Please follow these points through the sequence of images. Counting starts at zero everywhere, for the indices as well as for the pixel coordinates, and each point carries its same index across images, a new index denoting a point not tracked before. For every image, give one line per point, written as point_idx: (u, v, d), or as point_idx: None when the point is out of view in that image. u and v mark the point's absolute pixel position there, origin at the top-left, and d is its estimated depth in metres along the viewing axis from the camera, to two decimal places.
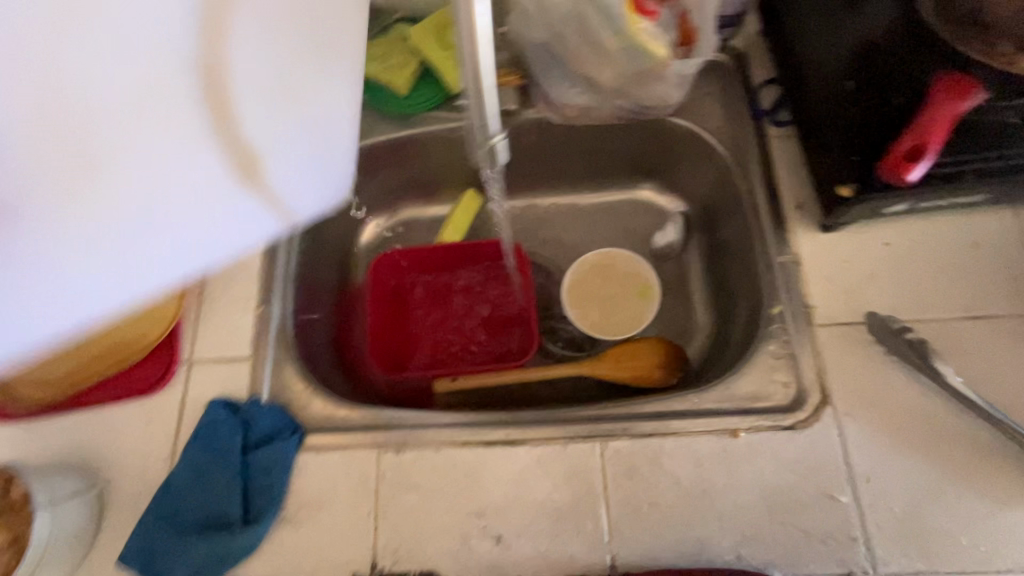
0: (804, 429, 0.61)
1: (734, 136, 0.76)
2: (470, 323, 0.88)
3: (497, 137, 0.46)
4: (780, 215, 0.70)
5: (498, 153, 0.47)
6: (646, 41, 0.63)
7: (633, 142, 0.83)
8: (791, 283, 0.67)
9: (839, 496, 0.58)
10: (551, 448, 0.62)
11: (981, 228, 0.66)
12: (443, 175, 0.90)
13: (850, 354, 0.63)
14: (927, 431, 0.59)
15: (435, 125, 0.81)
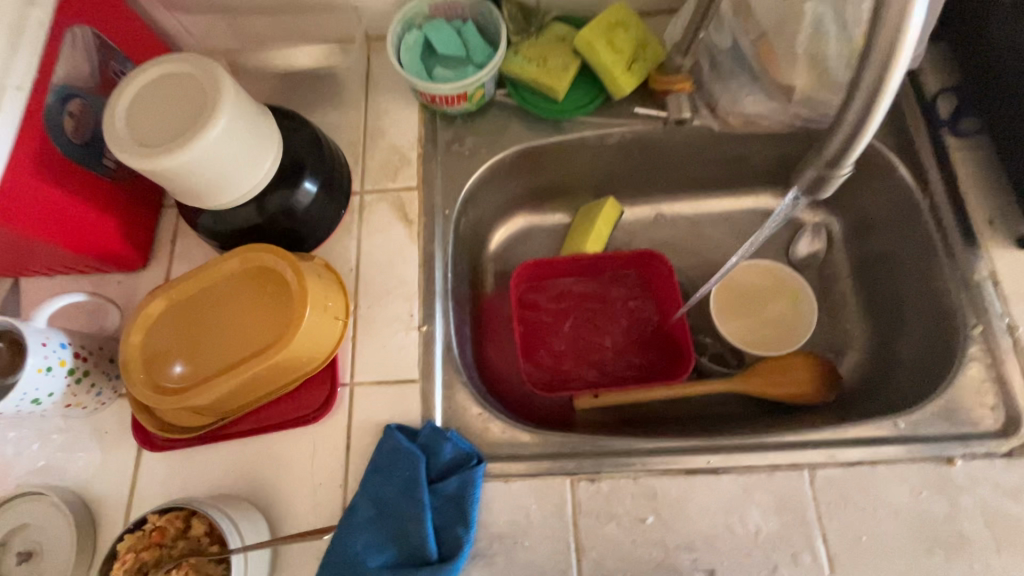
0: (1020, 455, 0.59)
1: (907, 147, 0.73)
2: (610, 332, 0.84)
3: (842, 171, 0.54)
4: (969, 231, 0.68)
5: (830, 185, 0.56)
6: None
7: (788, 149, 0.80)
8: (987, 302, 0.65)
9: None
10: (757, 476, 0.60)
11: None
12: (577, 181, 0.87)
13: None
14: None
15: (590, 131, 0.77)
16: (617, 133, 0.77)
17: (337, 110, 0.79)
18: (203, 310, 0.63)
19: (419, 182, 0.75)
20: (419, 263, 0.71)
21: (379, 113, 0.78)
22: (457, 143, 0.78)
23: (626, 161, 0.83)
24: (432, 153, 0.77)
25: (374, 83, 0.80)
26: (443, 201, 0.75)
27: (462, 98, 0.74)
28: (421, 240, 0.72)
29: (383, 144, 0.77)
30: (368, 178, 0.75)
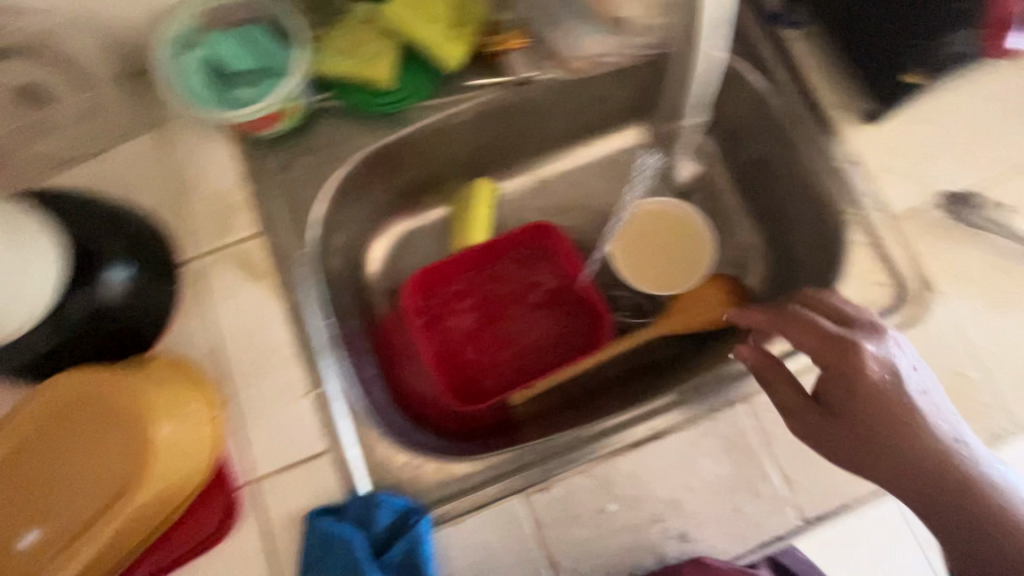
0: (917, 321, 0.62)
1: (750, 50, 0.71)
2: (527, 315, 0.80)
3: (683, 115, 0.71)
4: (825, 118, 0.68)
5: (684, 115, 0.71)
6: None
7: (641, 82, 0.77)
8: (855, 186, 0.66)
9: (965, 370, 0.60)
10: (703, 425, 0.58)
11: (994, 85, 0.69)
12: (443, 172, 0.79)
13: (931, 235, 0.64)
14: (1018, 288, 0.62)
15: (433, 116, 0.68)
16: (464, 110, 0.69)
17: (128, 169, 0.64)
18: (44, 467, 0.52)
19: (258, 228, 0.64)
20: (288, 321, 0.61)
21: (183, 160, 0.65)
22: (286, 170, 0.66)
23: (486, 136, 0.76)
24: (262, 189, 0.66)
25: (163, 124, 0.66)
26: (293, 241, 0.65)
27: (275, 117, 0.63)
28: (282, 294, 0.62)
29: (200, 195, 0.64)
30: (195, 240, 0.63)
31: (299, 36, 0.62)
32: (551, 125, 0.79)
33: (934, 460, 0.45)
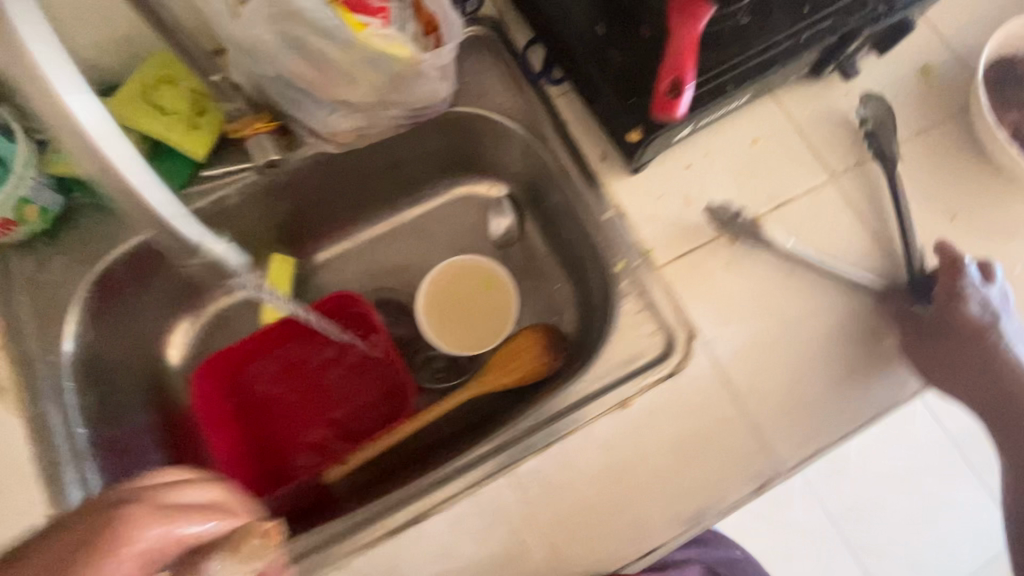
0: (683, 369, 0.61)
1: (521, 108, 0.73)
2: (341, 385, 0.78)
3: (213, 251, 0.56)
4: (591, 172, 0.69)
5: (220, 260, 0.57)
6: (382, 46, 0.54)
7: (431, 145, 0.77)
8: (623, 236, 0.66)
9: (731, 416, 0.60)
10: (462, 504, 0.57)
11: (753, 125, 0.70)
12: (238, 251, 0.77)
13: (694, 280, 0.64)
14: (777, 325, 0.63)
15: (198, 204, 0.66)
16: (231, 194, 0.67)
17: None
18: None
19: None
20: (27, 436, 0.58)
21: None
22: (41, 271, 0.64)
23: (274, 213, 0.75)
24: (11, 294, 0.63)
25: None
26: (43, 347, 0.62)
27: (8, 223, 0.60)
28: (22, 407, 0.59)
29: None
30: None
31: (19, 139, 0.59)
32: (348, 193, 0.80)
33: None
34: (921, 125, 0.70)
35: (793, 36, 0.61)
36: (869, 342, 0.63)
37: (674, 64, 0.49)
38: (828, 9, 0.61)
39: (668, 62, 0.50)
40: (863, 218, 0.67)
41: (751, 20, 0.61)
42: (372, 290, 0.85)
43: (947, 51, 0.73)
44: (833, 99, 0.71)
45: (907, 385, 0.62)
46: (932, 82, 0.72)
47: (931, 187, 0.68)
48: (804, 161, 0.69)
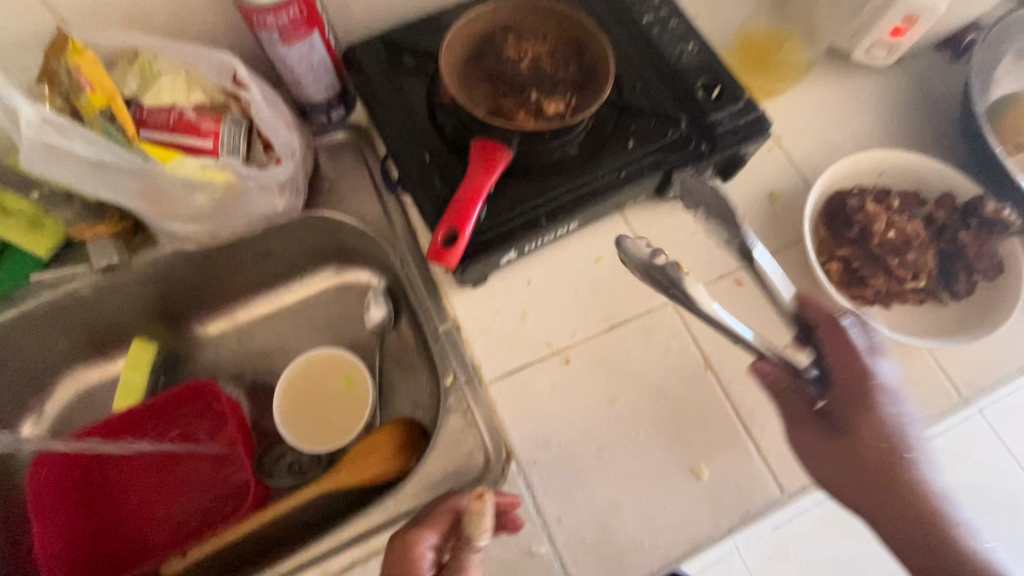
0: (494, 495, 0.61)
1: (379, 215, 0.75)
2: (193, 475, 0.77)
3: None
4: (434, 283, 0.71)
5: None
6: (198, 173, 0.58)
7: (299, 239, 0.79)
8: (457, 350, 0.67)
9: (537, 548, 0.59)
10: None
11: (598, 242, 0.72)
12: (105, 336, 0.79)
13: (519, 402, 0.65)
14: (597, 451, 0.63)
15: (46, 296, 0.68)
16: (82, 288, 0.70)
17: None
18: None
19: None
20: None
21: None
22: None
23: (136, 301, 0.76)
24: None
25: None
26: None
27: None
28: None
29: None
30: None
31: None
32: (219, 281, 0.81)
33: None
34: (763, 250, 0.72)
35: (616, 170, 0.63)
36: (688, 475, 0.62)
37: (457, 217, 0.56)
38: (652, 146, 0.64)
39: (449, 219, 0.56)
40: (697, 342, 0.68)
41: (576, 154, 0.64)
42: (242, 374, 0.85)
43: (796, 176, 0.75)
44: (679, 221, 0.73)
45: (724, 525, 0.60)
46: (778, 206, 0.74)
47: (766, 315, 0.69)
48: (646, 281, 0.70)
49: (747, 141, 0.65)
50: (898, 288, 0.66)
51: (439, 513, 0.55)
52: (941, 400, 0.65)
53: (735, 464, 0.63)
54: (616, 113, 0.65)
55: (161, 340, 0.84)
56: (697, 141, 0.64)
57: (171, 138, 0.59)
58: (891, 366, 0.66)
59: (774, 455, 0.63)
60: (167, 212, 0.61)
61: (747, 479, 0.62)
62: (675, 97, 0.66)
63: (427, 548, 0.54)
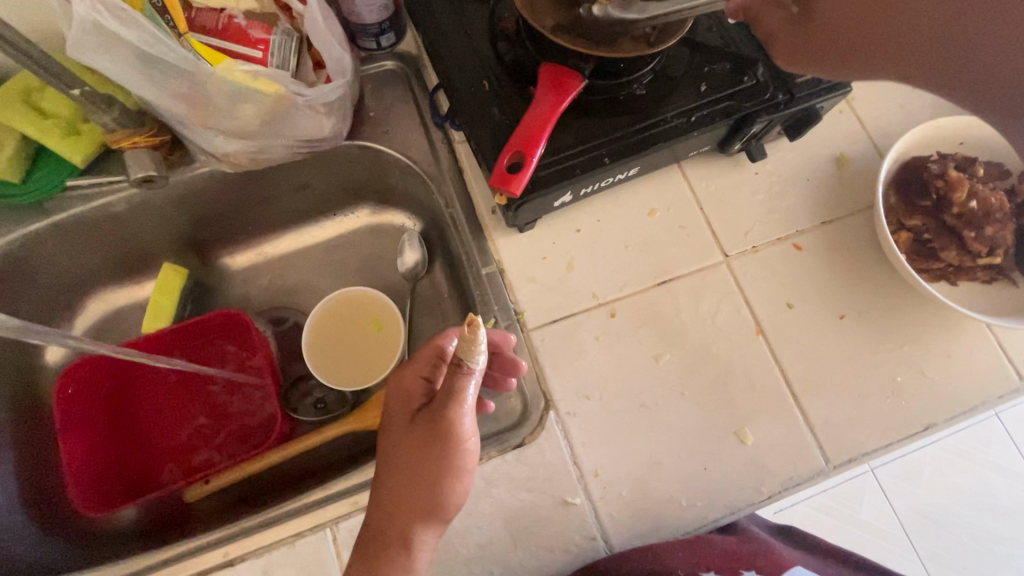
0: (531, 443, 0.59)
1: (425, 151, 0.72)
2: (219, 403, 0.76)
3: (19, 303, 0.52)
4: (479, 224, 0.68)
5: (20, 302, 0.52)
6: (250, 82, 0.54)
7: (337, 171, 0.76)
8: (499, 295, 0.65)
9: (571, 499, 0.58)
10: (278, 552, 0.57)
11: (653, 195, 0.69)
12: (136, 256, 0.77)
13: (561, 352, 0.63)
14: (640, 408, 0.61)
15: (81, 207, 0.66)
16: (120, 201, 0.67)
17: None
18: (375, 507, 0.52)
19: None
20: None
21: None
22: None
23: (169, 222, 0.74)
24: None
25: None
26: None
27: None
28: None
29: None
30: None
31: None
32: (252, 210, 0.79)
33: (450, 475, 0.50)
34: (827, 214, 0.68)
35: (685, 114, 0.59)
36: (732, 438, 0.60)
37: (522, 138, 0.54)
38: (726, 91, 0.60)
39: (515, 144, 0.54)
40: (751, 305, 0.65)
41: (644, 94, 0.60)
42: (270, 308, 0.83)
43: (867, 141, 0.71)
44: (739, 178, 0.69)
45: (764, 489, 0.59)
46: (846, 171, 0.70)
47: (824, 283, 0.66)
48: (700, 239, 0.67)
49: (828, 93, 0.60)
50: (969, 264, 0.63)
51: (423, 348, 0.56)
52: (1002, 383, 0.62)
53: (780, 431, 0.61)
54: (688, 53, 0.61)
55: (191, 268, 0.82)
56: (774, 89, 0.60)
57: (219, 43, 0.55)
58: (951, 344, 0.63)
59: (822, 425, 0.61)
60: (212, 124, 0.58)
61: (792, 447, 0.60)
62: (753, 40, 0.62)
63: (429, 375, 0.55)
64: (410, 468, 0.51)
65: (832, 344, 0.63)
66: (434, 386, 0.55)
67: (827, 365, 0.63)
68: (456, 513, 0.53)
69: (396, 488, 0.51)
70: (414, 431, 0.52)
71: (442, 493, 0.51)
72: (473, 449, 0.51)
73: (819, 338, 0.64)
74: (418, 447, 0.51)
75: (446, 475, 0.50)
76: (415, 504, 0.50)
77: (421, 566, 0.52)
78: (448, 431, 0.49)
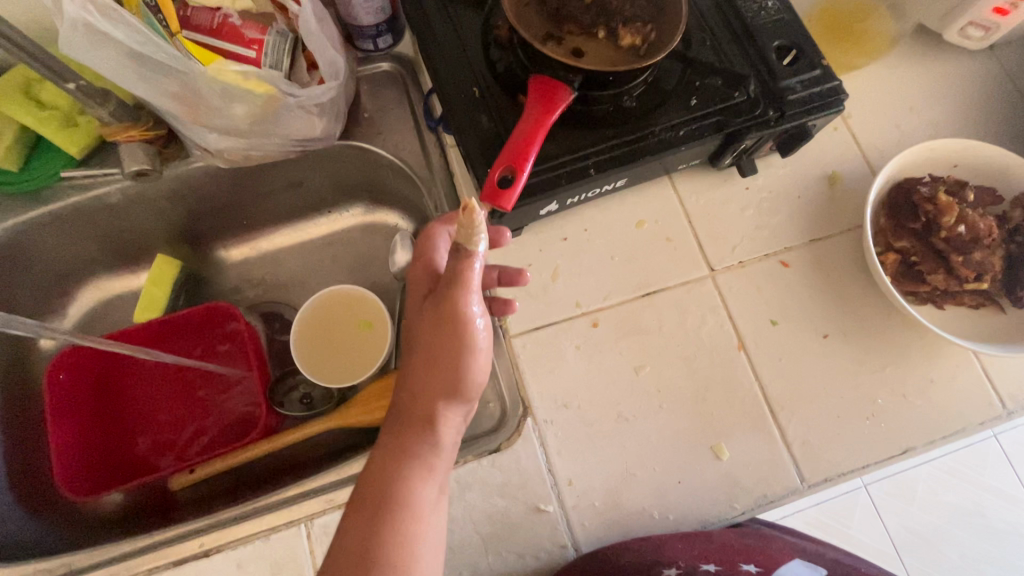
0: (507, 449, 0.60)
1: (417, 154, 0.72)
2: (207, 395, 0.77)
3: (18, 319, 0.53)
4: None
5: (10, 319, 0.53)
6: (241, 82, 0.55)
7: (332, 169, 0.77)
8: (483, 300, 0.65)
9: (544, 507, 0.58)
10: (252, 544, 0.58)
11: (642, 207, 0.69)
12: (131, 245, 0.78)
13: (542, 359, 0.63)
14: (617, 419, 0.61)
15: (75, 196, 0.67)
16: (114, 192, 0.69)
17: None
18: (400, 395, 0.53)
19: None
20: None
21: None
22: None
23: (164, 214, 0.75)
24: None
25: None
26: None
27: None
28: None
29: None
30: None
31: None
32: (247, 205, 0.80)
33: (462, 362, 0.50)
34: (816, 232, 0.68)
35: (674, 128, 0.59)
36: (708, 453, 0.60)
37: (517, 153, 0.54)
38: (717, 106, 0.60)
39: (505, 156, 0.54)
40: (734, 321, 0.65)
41: (634, 105, 0.60)
42: (262, 302, 0.84)
43: (861, 160, 0.71)
44: (729, 193, 0.69)
45: (737, 505, 0.59)
46: (838, 190, 0.69)
47: (810, 301, 0.65)
48: (687, 253, 0.67)
49: (820, 111, 0.60)
50: (956, 289, 0.62)
51: (426, 241, 0.60)
52: (984, 410, 0.62)
53: (757, 448, 0.61)
54: (681, 67, 0.61)
55: (184, 260, 0.83)
56: (765, 105, 0.60)
57: (212, 42, 0.56)
58: (934, 369, 0.63)
59: (799, 443, 0.61)
60: (203, 121, 0.59)
61: (767, 464, 0.60)
62: (748, 57, 0.62)
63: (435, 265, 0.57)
64: (426, 350, 0.51)
65: (813, 363, 0.63)
66: (440, 271, 0.58)
67: (807, 383, 0.63)
68: (478, 394, 0.52)
69: (415, 370, 0.51)
70: (426, 312, 0.52)
71: (458, 369, 0.50)
72: (482, 323, 0.51)
73: (801, 357, 0.64)
74: (432, 329, 0.51)
75: (461, 352, 0.50)
76: (434, 383, 0.50)
77: (449, 446, 0.52)
78: (454, 310, 0.50)
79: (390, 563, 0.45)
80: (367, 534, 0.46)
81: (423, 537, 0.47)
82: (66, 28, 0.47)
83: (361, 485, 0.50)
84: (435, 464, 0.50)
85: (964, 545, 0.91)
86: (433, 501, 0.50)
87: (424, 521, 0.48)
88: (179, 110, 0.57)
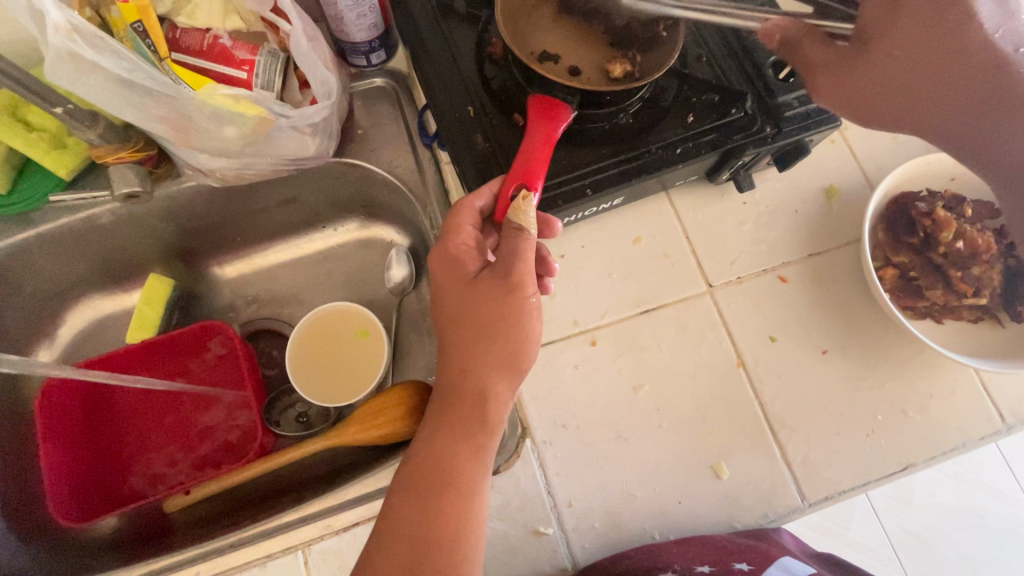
0: (505, 471, 0.59)
1: (413, 171, 0.72)
2: (201, 415, 0.77)
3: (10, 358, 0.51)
4: None
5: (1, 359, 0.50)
6: (233, 105, 0.54)
7: (327, 185, 0.77)
8: None
9: (543, 529, 0.58)
10: (249, 572, 0.58)
11: (640, 222, 0.68)
12: (121, 265, 0.77)
13: (539, 379, 0.62)
14: (618, 439, 0.61)
15: (64, 218, 0.66)
16: (105, 214, 0.68)
17: None
18: (442, 373, 0.51)
19: None
20: None
21: None
22: None
23: (155, 233, 0.74)
24: None
25: None
26: None
27: None
28: None
29: None
30: None
31: None
32: (240, 221, 0.79)
33: (516, 346, 0.49)
34: (815, 246, 0.67)
35: (671, 145, 0.59)
36: (708, 472, 0.60)
37: (523, 174, 0.52)
38: (714, 122, 0.59)
39: (514, 172, 0.52)
40: (733, 337, 0.64)
41: (630, 123, 0.59)
42: (258, 318, 0.84)
43: (858, 173, 0.70)
44: (726, 207, 0.69)
45: (738, 524, 0.59)
46: (836, 203, 0.69)
47: (810, 317, 0.65)
48: (684, 268, 0.67)
49: (817, 128, 0.59)
50: (955, 303, 0.62)
51: (453, 215, 0.54)
52: (984, 425, 0.62)
53: (757, 466, 0.60)
54: (677, 84, 0.61)
55: (177, 278, 0.82)
56: (763, 122, 0.59)
57: (202, 64, 0.56)
58: (933, 385, 0.63)
59: (799, 461, 0.61)
60: (196, 144, 0.58)
61: (768, 481, 0.60)
62: (743, 72, 0.61)
63: (470, 240, 0.53)
64: (475, 328, 0.49)
65: (813, 378, 0.63)
66: (477, 247, 0.53)
67: (806, 400, 0.62)
68: (528, 368, 0.50)
69: (463, 346, 0.49)
70: (475, 288, 0.50)
71: (512, 347, 0.49)
72: (538, 300, 0.50)
73: (801, 373, 0.63)
74: (482, 304, 0.49)
75: (518, 331, 0.48)
76: (484, 363, 0.49)
77: (499, 421, 0.50)
78: (515, 289, 0.48)
79: (440, 542, 0.46)
80: (419, 520, 0.47)
81: (471, 518, 0.48)
82: (50, 59, 0.46)
83: (408, 464, 0.50)
84: (485, 443, 0.50)
85: (962, 543, 0.93)
86: (479, 479, 0.49)
87: (470, 500, 0.48)
88: (170, 135, 0.56)
